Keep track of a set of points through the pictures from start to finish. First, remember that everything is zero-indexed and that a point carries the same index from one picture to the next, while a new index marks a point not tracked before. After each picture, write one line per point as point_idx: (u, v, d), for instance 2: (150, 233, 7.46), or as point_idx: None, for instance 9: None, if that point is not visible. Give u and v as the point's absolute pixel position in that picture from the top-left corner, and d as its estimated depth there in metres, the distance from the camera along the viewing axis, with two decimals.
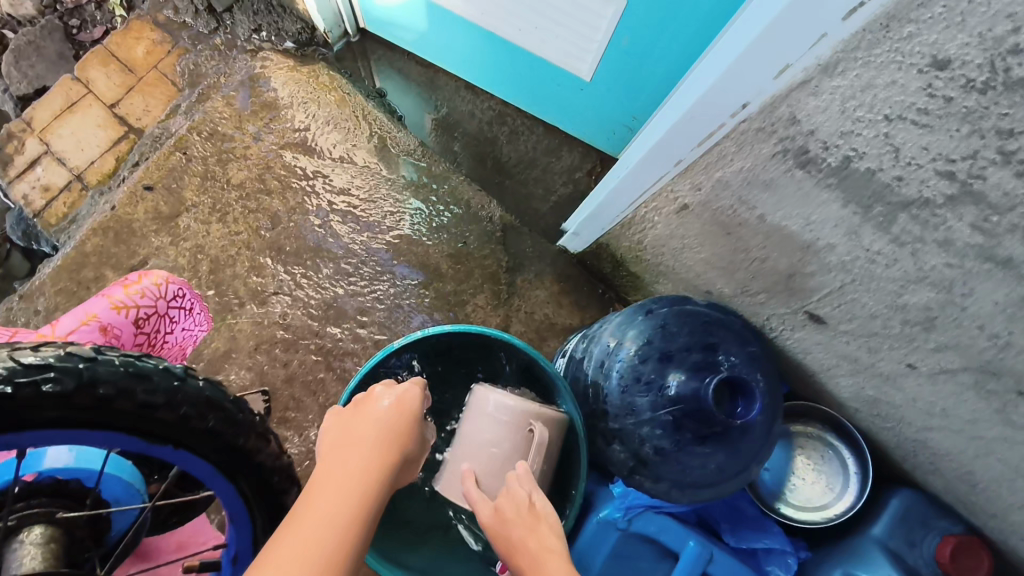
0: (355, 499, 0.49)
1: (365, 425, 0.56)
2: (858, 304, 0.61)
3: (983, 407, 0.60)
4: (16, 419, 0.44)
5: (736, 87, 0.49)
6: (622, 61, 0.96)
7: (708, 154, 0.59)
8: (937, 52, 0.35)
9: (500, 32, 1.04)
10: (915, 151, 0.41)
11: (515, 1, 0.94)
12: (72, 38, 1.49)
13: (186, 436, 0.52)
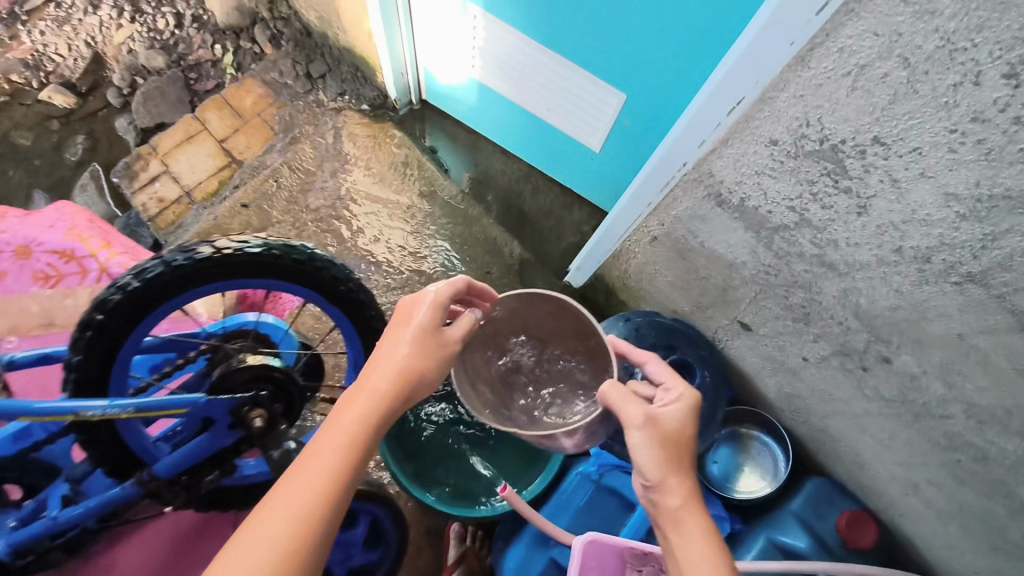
0: (344, 450, 0.56)
1: (377, 367, 0.61)
2: (767, 309, 0.88)
3: (852, 387, 0.85)
4: (274, 270, 0.74)
5: (677, 154, 0.77)
6: (622, 138, 1.26)
7: (667, 197, 0.86)
8: (771, 136, 0.64)
9: (532, 109, 1.36)
10: (774, 193, 0.69)
11: (544, 88, 1.26)
12: (189, 87, 1.86)
13: (349, 303, 0.82)
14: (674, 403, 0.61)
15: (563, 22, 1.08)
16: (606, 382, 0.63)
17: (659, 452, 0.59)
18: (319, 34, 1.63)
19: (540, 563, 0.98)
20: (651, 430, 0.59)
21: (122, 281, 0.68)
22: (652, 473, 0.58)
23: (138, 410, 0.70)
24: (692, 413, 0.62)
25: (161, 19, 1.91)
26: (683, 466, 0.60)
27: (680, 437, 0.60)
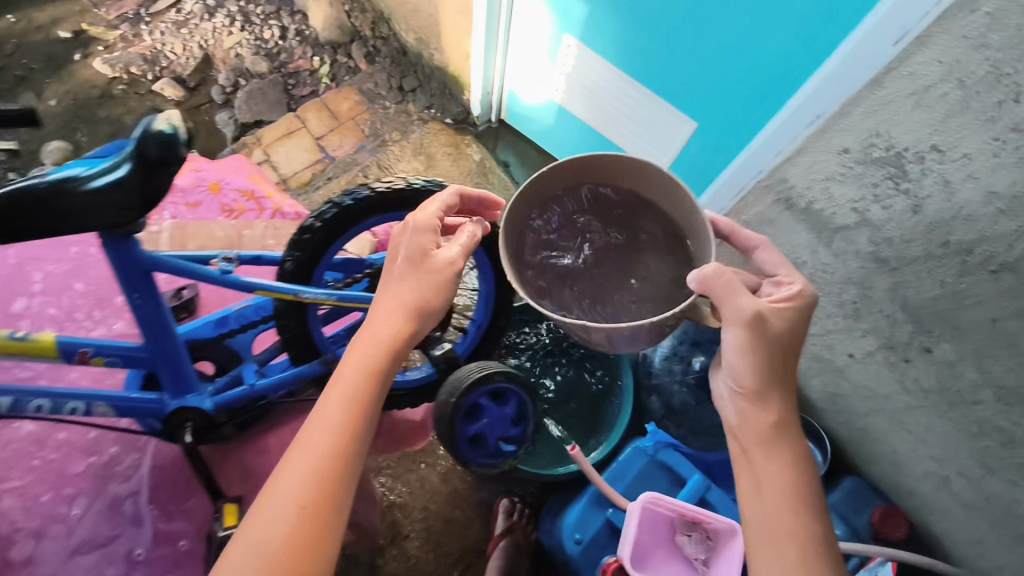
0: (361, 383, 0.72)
1: (382, 315, 0.75)
2: (820, 308, 1.00)
3: (894, 381, 0.96)
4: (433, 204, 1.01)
5: (758, 161, 0.95)
6: (688, 164, 1.38)
7: (739, 203, 1.01)
8: (843, 145, 0.78)
9: (606, 132, 1.50)
10: (839, 197, 0.82)
11: (622, 113, 1.42)
12: (287, 91, 2.06)
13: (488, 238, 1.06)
14: (788, 304, 0.71)
15: (652, 56, 1.24)
16: (713, 264, 0.67)
17: (764, 343, 0.69)
18: (414, 53, 1.82)
19: (596, 523, 1.09)
20: (757, 323, 0.69)
21: (318, 217, 0.97)
22: (754, 370, 0.70)
23: (338, 298, 0.96)
24: (804, 312, 0.72)
25: (268, 30, 2.13)
26: (787, 357, 0.71)
27: (788, 336, 0.71)
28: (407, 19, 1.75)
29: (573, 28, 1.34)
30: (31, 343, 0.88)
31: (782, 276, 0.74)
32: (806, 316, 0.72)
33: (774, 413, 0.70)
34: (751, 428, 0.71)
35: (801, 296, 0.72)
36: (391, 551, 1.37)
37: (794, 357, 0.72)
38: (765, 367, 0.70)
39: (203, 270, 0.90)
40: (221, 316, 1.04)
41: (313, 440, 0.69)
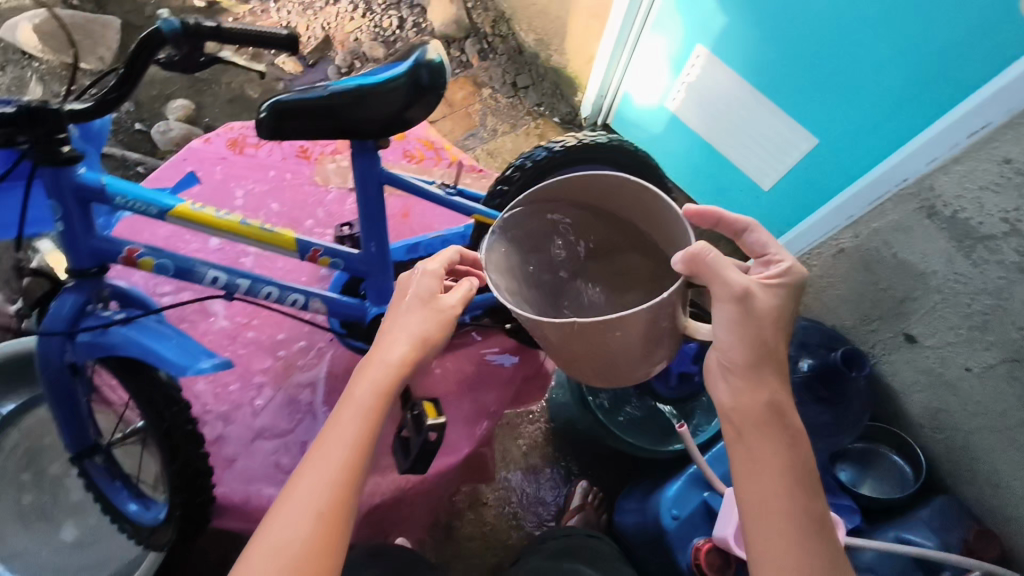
0: (369, 410, 0.66)
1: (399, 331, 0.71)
2: (943, 319, 1.04)
3: (1013, 395, 1.00)
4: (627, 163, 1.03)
5: (902, 169, 1.02)
6: (795, 182, 1.39)
7: (871, 211, 1.10)
8: (1007, 157, 0.87)
9: (715, 145, 1.54)
10: (991, 206, 0.90)
11: (735, 124, 1.45)
12: None
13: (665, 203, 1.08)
14: (777, 283, 0.68)
15: (782, 69, 1.30)
16: (697, 242, 0.62)
17: (756, 324, 0.65)
18: (532, 53, 1.92)
19: (694, 501, 1.14)
20: (749, 301, 0.65)
21: (516, 166, 1.02)
22: (746, 348, 0.66)
23: None
24: (794, 291, 0.69)
25: (387, 20, 2.24)
26: (780, 332, 0.67)
27: (776, 313, 0.67)
28: (530, 20, 1.87)
29: (707, 38, 1.41)
30: (270, 236, 0.82)
31: (772, 254, 0.72)
32: (796, 295, 0.69)
33: (769, 392, 0.67)
34: (754, 412, 0.66)
35: (788, 274, 0.69)
36: (471, 515, 1.38)
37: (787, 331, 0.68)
38: (758, 344, 0.66)
39: (426, 187, 0.90)
40: (411, 243, 1.02)
41: (316, 473, 0.63)
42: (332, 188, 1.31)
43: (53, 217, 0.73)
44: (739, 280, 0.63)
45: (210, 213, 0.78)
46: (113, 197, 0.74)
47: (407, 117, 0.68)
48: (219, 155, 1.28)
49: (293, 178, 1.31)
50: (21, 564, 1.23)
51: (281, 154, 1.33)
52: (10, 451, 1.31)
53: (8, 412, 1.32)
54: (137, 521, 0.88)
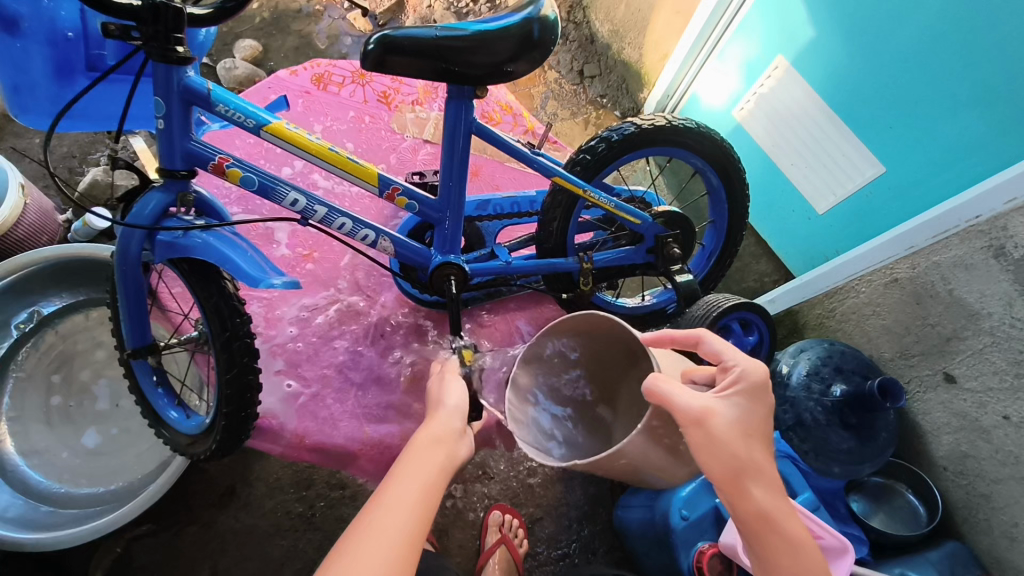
0: (407, 525, 0.56)
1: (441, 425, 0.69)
2: (989, 362, 1.03)
3: None
4: (715, 151, 1.00)
5: (977, 206, 1.04)
6: (851, 208, 1.38)
7: (936, 243, 1.11)
8: None
9: (774, 159, 1.53)
10: None
11: (798, 141, 1.45)
12: None
13: (741, 200, 1.05)
14: (735, 392, 0.63)
15: (858, 90, 1.31)
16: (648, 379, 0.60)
17: (726, 450, 0.59)
18: (603, 44, 1.92)
19: (706, 505, 1.09)
20: (712, 420, 0.59)
21: (602, 138, 0.96)
22: (721, 469, 0.59)
23: (617, 207, 0.97)
24: (756, 394, 0.63)
25: None
26: (754, 443, 0.61)
27: (744, 425, 0.61)
28: (609, 11, 1.87)
29: (789, 49, 1.42)
30: (352, 166, 0.79)
31: (728, 360, 0.66)
32: (761, 396, 0.63)
33: (762, 505, 0.59)
34: (763, 532, 0.59)
35: (745, 377, 0.64)
36: (473, 485, 1.29)
37: (765, 444, 0.62)
38: (735, 462, 0.59)
39: (516, 142, 0.87)
40: (480, 199, 1.02)
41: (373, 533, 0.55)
42: (407, 137, 1.31)
43: (155, 112, 0.69)
44: (698, 402, 0.59)
45: (304, 137, 0.73)
46: (214, 104, 0.69)
47: (508, 70, 0.69)
48: (301, 88, 1.30)
49: (372, 121, 1.31)
50: (41, 460, 1.26)
51: (362, 97, 1.34)
52: (46, 351, 1.34)
53: (50, 312, 1.36)
54: (175, 429, 0.88)
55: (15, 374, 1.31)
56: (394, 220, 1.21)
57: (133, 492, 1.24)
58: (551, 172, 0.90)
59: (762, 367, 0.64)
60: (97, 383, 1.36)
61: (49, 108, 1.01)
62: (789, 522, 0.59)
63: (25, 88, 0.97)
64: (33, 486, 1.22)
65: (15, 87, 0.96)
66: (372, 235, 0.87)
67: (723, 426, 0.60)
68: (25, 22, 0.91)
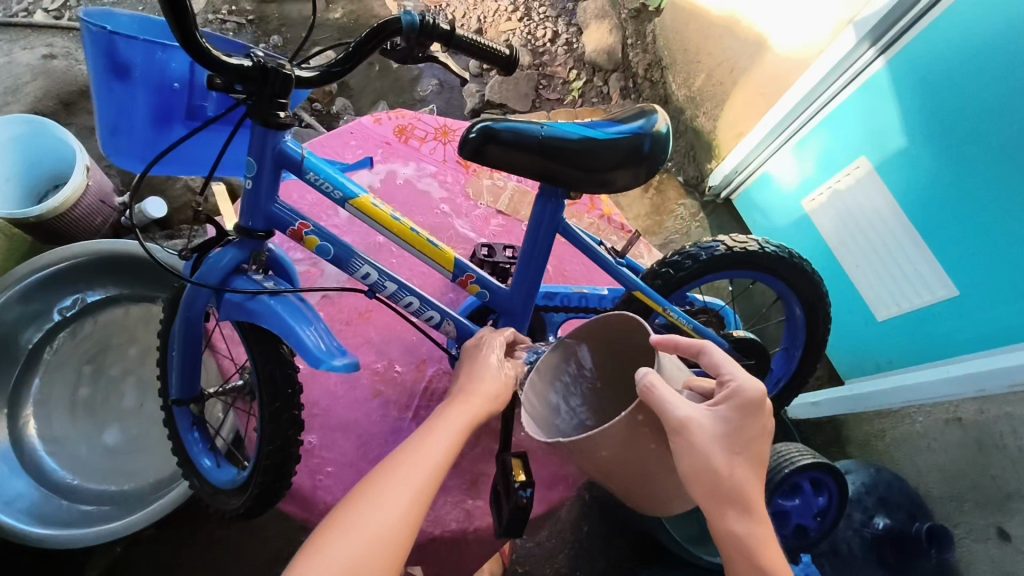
0: (421, 485, 0.62)
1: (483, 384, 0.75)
2: None
3: None
4: (803, 279, 0.96)
5: None
6: (915, 322, 1.32)
7: (1012, 392, 1.05)
8: None
9: (839, 256, 1.48)
10: None
11: (869, 245, 1.39)
12: (538, 89, 2.04)
13: (819, 329, 1.00)
14: (725, 405, 0.63)
15: (940, 207, 1.24)
16: (641, 377, 0.63)
17: (705, 461, 0.60)
18: (677, 108, 1.90)
19: None
20: (693, 429, 0.61)
21: (689, 253, 0.93)
22: (705, 489, 0.61)
23: (694, 329, 0.95)
24: (749, 412, 0.63)
25: (542, 31, 2.12)
26: (739, 460, 0.62)
27: (729, 440, 0.62)
28: (688, 77, 1.86)
29: (874, 153, 1.36)
30: (435, 249, 0.80)
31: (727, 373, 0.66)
32: (755, 413, 0.63)
33: (739, 532, 0.60)
34: (737, 557, 0.60)
35: (739, 391, 0.63)
36: None
37: (754, 468, 0.63)
38: (717, 484, 0.61)
39: (599, 250, 0.88)
40: (549, 289, 0.99)
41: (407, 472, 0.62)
42: (480, 205, 1.29)
43: (245, 171, 0.68)
44: (686, 410, 0.62)
45: (388, 216, 0.74)
46: (305, 171, 0.69)
47: (611, 178, 0.66)
48: (383, 139, 1.31)
49: (449, 179, 1.30)
50: (58, 449, 1.26)
51: (441, 155, 1.33)
52: (81, 341, 1.36)
53: (93, 302, 1.37)
54: (204, 477, 0.88)
55: (48, 358, 1.33)
56: (454, 296, 1.15)
57: (142, 499, 1.23)
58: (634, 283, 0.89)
59: (761, 387, 0.63)
60: (125, 381, 1.35)
61: (143, 155, 0.79)
62: (772, 555, 0.60)
63: (123, 133, 0.76)
64: (46, 473, 1.22)
65: (112, 128, 0.75)
66: (436, 317, 0.87)
67: (705, 428, 0.61)
68: (137, 70, 0.70)
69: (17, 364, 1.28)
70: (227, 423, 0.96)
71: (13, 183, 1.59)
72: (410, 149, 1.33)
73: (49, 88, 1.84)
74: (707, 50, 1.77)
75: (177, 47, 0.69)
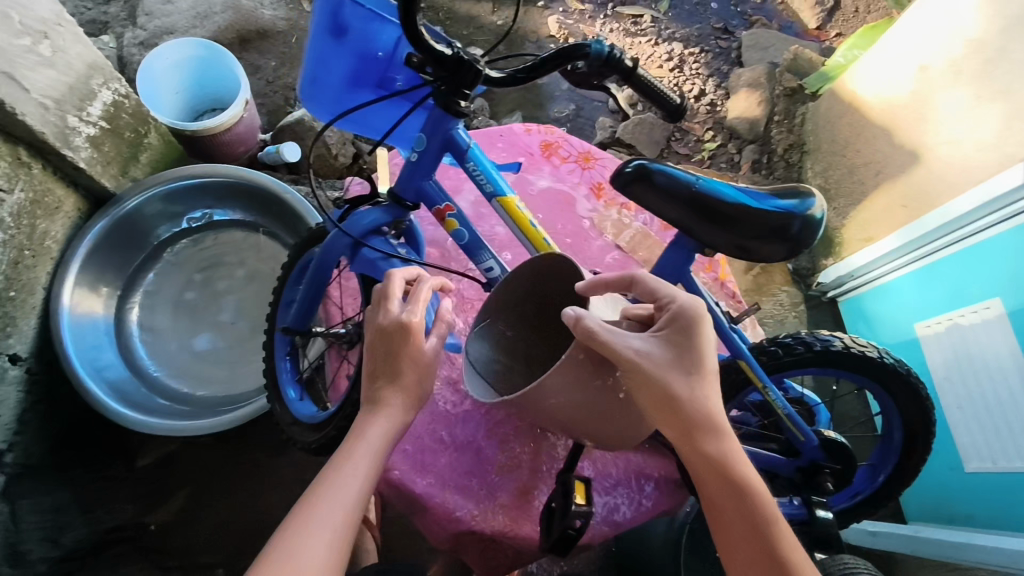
0: (341, 522, 0.64)
1: (392, 387, 0.74)
2: None
3: None
4: (913, 403, 0.91)
5: None
6: (1011, 484, 1.21)
7: None
8: None
9: (942, 392, 1.40)
10: None
11: (979, 391, 1.30)
12: (670, 139, 2.07)
13: (914, 459, 0.95)
14: (668, 328, 0.70)
15: None
16: (569, 314, 0.66)
17: (664, 390, 0.67)
18: None
19: None
20: (640, 360, 0.66)
21: (803, 340, 0.91)
22: (672, 422, 0.68)
23: (788, 415, 0.91)
24: (687, 329, 0.69)
25: (689, 85, 2.15)
26: (693, 379, 0.68)
27: (679, 360, 0.68)
28: (827, 167, 1.84)
29: (1010, 296, 1.24)
30: None
31: (664, 297, 0.72)
32: (696, 331, 0.68)
33: (712, 455, 0.67)
34: (712, 477, 0.67)
35: (679, 314, 0.69)
36: None
37: (709, 388, 0.69)
38: (681, 413, 0.67)
39: (717, 309, 0.87)
40: None
41: (326, 509, 0.64)
42: (602, 237, 1.30)
43: (415, 146, 0.77)
44: (628, 342, 0.66)
45: (527, 220, 0.82)
46: (467, 161, 0.80)
47: (752, 248, 0.70)
48: (528, 150, 1.37)
49: (579, 202, 1.33)
50: (153, 340, 1.41)
51: (579, 179, 1.37)
52: (200, 250, 1.49)
53: (219, 220, 1.49)
54: (288, 407, 0.99)
55: (167, 258, 1.47)
56: None
57: (213, 406, 1.33)
58: (744, 352, 0.87)
59: (693, 302, 0.70)
60: (226, 296, 1.47)
61: (331, 109, 0.87)
62: (737, 469, 0.67)
63: (319, 86, 0.83)
64: (135, 361, 1.37)
65: (311, 79, 0.82)
66: None
67: (651, 354, 0.67)
68: (351, 35, 0.76)
69: (138, 257, 1.43)
70: (314, 350, 1.06)
71: (180, 97, 1.77)
72: (553, 165, 1.37)
73: (232, 22, 2.02)
74: (856, 146, 1.74)
75: (391, 21, 0.75)
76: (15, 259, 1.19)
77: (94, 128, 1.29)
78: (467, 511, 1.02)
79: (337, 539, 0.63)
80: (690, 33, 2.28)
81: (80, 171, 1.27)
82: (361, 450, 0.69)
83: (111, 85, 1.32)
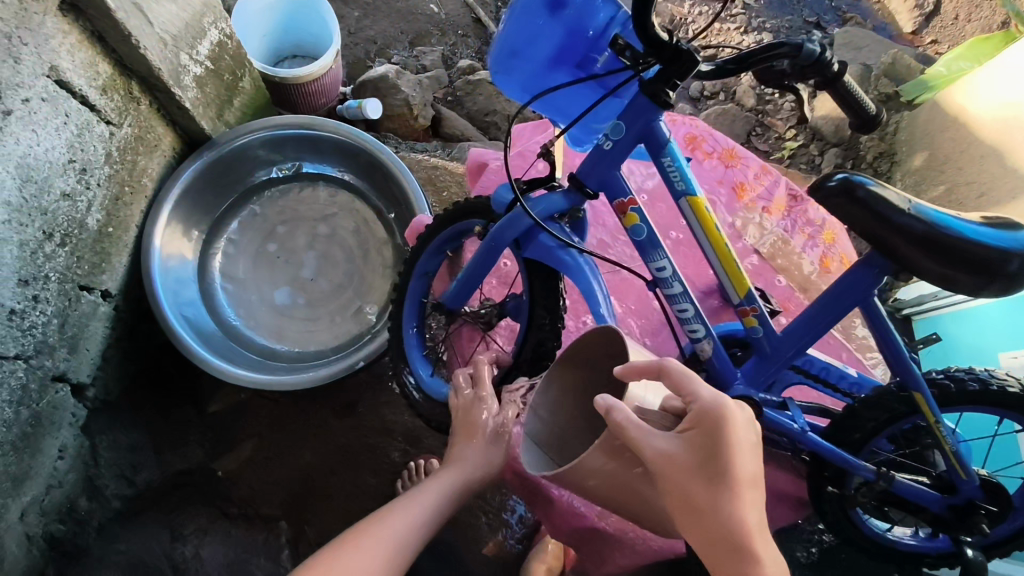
0: (401, 542, 0.81)
1: (465, 450, 0.97)
2: None
3: None
4: None
5: None
6: None
7: None
8: None
9: None
10: None
11: None
12: (752, 134, 2.01)
13: None
14: (691, 428, 0.58)
15: None
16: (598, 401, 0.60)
17: (684, 496, 0.56)
18: None
19: None
20: (660, 464, 0.56)
21: (975, 375, 0.88)
22: (697, 533, 0.56)
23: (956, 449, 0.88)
24: (712, 430, 0.56)
25: None
26: (720, 489, 0.55)
27: (706, 468, 0.56)
28: (919, 182, 1.79)
29: None
30: (739, 276, 0.88)
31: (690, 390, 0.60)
32: (722, 433, 0.56)
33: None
34: None
35: (700, 413, 0.58)
36: None
37: (746, 501, 0.56)
38: (707, 528, 0.55)
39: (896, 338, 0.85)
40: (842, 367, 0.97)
41: (394, 530, 0.82)
42: (744, 240, 1.37)
43: (612, 133, 0.79)
44: (646, 442, 0.57)
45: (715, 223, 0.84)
46: (664, 156, 0.81)
47: (949, 274, 0.74)
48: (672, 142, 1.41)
49: (721, 202, 1.40)
50: (234, 289, 1.40)
51: (719, 176, 1.41)
52: (285, 202, 1.46)
53: (308, 172, 1.47)
54: (421, 380, 1.10)
55: (253, 208, 1.45)
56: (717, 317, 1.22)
57: (298, 360, 1.33)
58: (921, 384, 0.85)
59: (719, 397, 0.58)
60: (307, 252, 1.44)
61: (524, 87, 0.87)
62: None
63: (520, 60, 0.83)
64: (215, 308, 1.35)
65: (513, 52, 0.82)
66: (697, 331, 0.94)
67: (675, 460, 0.56)
68: (568, 10, 0.76)
69: (224, 202, 1.41)
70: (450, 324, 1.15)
71: (267, 41, 1.73)
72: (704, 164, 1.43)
73: None
74: (956, 163, 1.69)
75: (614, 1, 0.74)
76: (116, 196, 1.17)
77: (201, 68, 1.26)
78: (588, 508, 1.18)
79: (392, 560, 0.79)
80: (782, 24, 2.20)
81: (184, 111, 1.24)
82: (431, 494, 0.90)
83: (219, 25, 1.28)
